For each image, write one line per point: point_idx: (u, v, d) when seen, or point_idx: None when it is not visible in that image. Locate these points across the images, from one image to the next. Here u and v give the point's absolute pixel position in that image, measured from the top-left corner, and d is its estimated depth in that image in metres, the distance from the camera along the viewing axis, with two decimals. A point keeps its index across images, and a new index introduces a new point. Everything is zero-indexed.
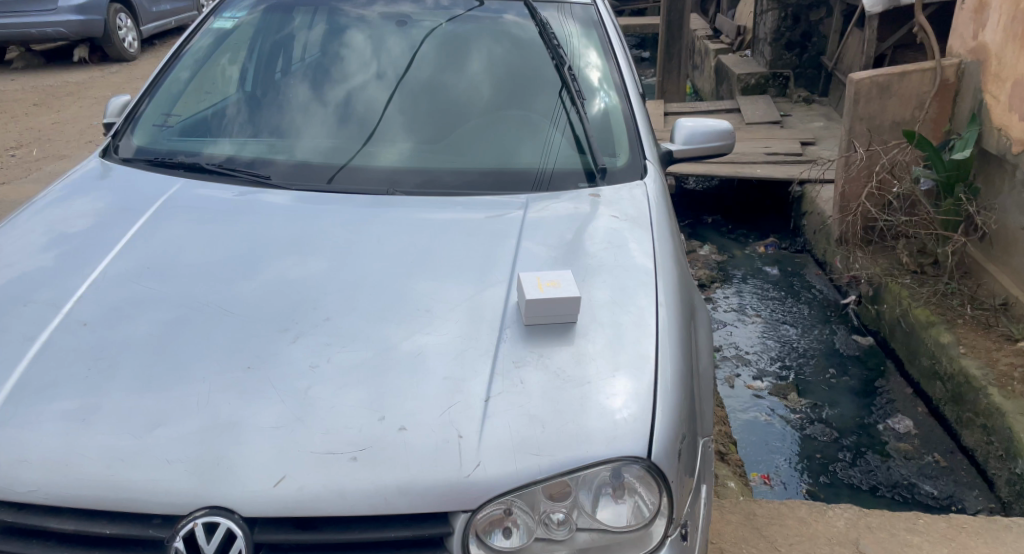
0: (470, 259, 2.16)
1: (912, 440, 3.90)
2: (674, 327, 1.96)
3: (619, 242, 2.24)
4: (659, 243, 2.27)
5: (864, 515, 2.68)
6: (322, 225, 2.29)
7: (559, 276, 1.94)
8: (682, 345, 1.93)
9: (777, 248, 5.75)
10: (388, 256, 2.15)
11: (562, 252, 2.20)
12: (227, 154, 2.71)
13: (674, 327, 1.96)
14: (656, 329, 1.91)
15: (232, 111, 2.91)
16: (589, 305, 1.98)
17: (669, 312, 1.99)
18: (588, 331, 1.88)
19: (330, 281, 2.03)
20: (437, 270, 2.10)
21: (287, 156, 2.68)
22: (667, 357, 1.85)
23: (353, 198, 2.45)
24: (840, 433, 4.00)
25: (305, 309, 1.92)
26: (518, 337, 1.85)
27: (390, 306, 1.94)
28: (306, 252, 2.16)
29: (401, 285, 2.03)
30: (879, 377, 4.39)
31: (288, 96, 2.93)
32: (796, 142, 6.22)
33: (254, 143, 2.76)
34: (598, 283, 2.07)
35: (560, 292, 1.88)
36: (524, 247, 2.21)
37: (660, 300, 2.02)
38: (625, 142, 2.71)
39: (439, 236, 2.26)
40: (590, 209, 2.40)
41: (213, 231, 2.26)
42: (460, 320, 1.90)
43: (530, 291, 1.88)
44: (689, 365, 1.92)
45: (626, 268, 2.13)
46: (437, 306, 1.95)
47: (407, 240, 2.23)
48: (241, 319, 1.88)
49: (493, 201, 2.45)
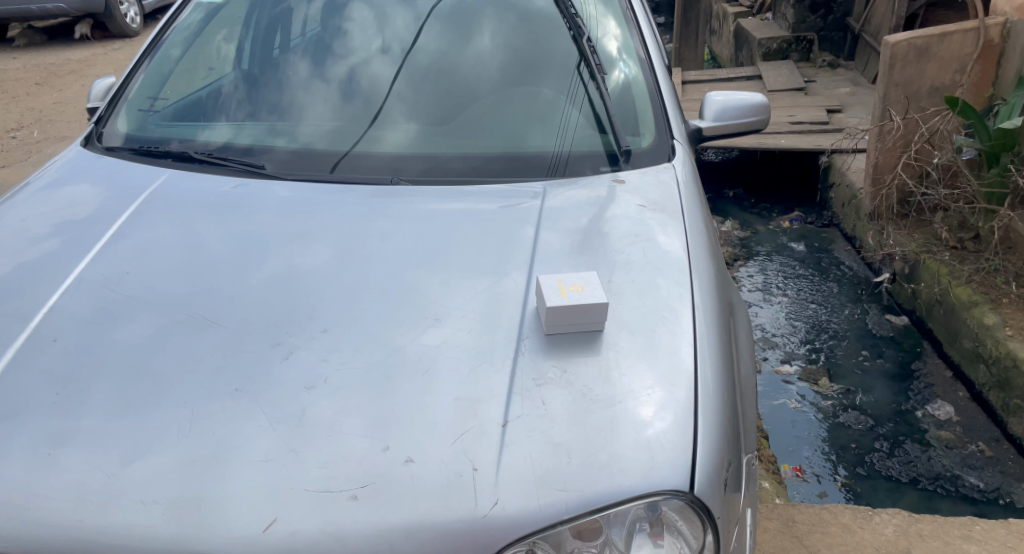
0: (480, 257, 1.94)
1: (953, 428, 3.69)
2: (713, 332, 1.74)
3: (648, 236, 2.01)
4: (692, 234, 2.04)
5: (915, 521, 2.48)
6: (320, 221, 2.08)
7: (583, 281, 1.71)
8: (723, 354, 1.72)
9: (802, 223, 5.47)
10: (393, 256, 1.94)
11: (586, 245, 1.98)
12: (223, 138, 2.51)
13: (714, 333, 1.74)
14: (693, 337, 1.69)
15: (230, 90, 2.69)
16: (616, 307, 1.76)
17: (707, 315, 1.77)
18: (617, 340, 1.67)
19: (329, 285, 1.83)
20: (448, 270, 1.90)
21: (287, 140, 2.47)
22: (709, 369, 1.64)
23: (355, 189, 2.23)
24: (875, 421, 3.80)
25: (299, 317, 1.73)
26: (538, 348, 1.64)
27: (395, 316, 1.73)
28: (304, 252, 1.95)
29: (408, 290, 1.83)
30: (916, 359, 4.17)
31: (290, 72, 2.71)
32: (822, 110, 5.93)
33: (254, 123, 2.56)
34: (629, 282, 1.84)
35: (582, 299, 1.65)
36: (543, 240, 1.99)
37: (696, 300, 1.79)
38: (650, 122, 2.48)
39: (448, 230, 2.05)
40: (613, 196, 2.17)
41: (202, 229, 2.06)
42: (471, 332, 1.69)
43: (553, 300, 1.65)
44: (730, 375, 1.72)
45: (658, 263, 1.91)
46: (445, 313, 1.75)
47: (414, 237, 2.02)
48: (234, 329, 1.69)
49: (506, 190, 2.22)
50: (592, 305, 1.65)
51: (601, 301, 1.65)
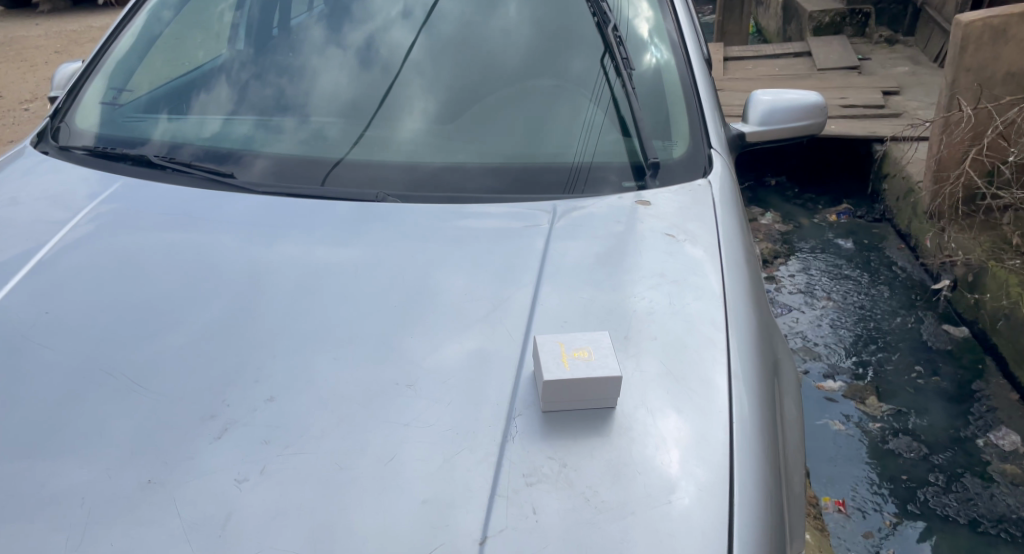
0: (470, 296, 1.59)
1: (1019, 462, 3.30)
2: (758, 414, 1.37)
3: (681, 278, 1.62)
4: (730, 272, 1.66)
5: None
6: (285, 249, 1.75)
7: (587, 345, 1.35)
8: (771, 442, 1.35)
9: (851, 217, 5.02)
10: (366, 295, 1.60)
11: (599, 282, 1.61)
12: (219, 124, 2.22)
13: (760, 415, 1.37)
14: (732, 423, 1.33)
15: (237, 60, 2.42)
16: (631, 376, 1.39)
17: (752, 388, 1.40)
18: (632, 423, 1.31)
19: (284, 335, 1.51)
20: (431, 313, 1.55)
21: (299, 120, 2.19)
22: (751, 468, 1.27)
23: (332, 205, 1.89)
24: (929, 449, 3.41)
25: (239, 383, 1.40)
26: (541, 433, 1.30)
27: (358, 382, 1.40)
28: (259, 291, 1.63)
29: (381, 343, 1.48)
30: (977, 378, 3.75)
31: (304, 36, 2.41)
32: (878, 92, 5.44)
33: (261, 88, 2.31)
34: (649, 339, 1.46)
35: (585, 372, 1.30)
36: (549, 275, 1.63)
37: (736, 370, 1.42)
38: (683, 127, 2.09)
39: (436, 259, 1.70)
40: (636, 218, 1.80)
41: (141, 260, 1.75)
42: (448, 408, 1.35)
43: (554, 371, 1.30)
44: (778, 466, 1.36)
45: (689, 313, 1.53)
46: (420, 377, 1.40)
47: (395, 268, 1.67)
48: (154, 400, 1.38)
49: (507, 211, 1.84)
50: (597, 380, 1.29)
51: (614, 374, 1.30)
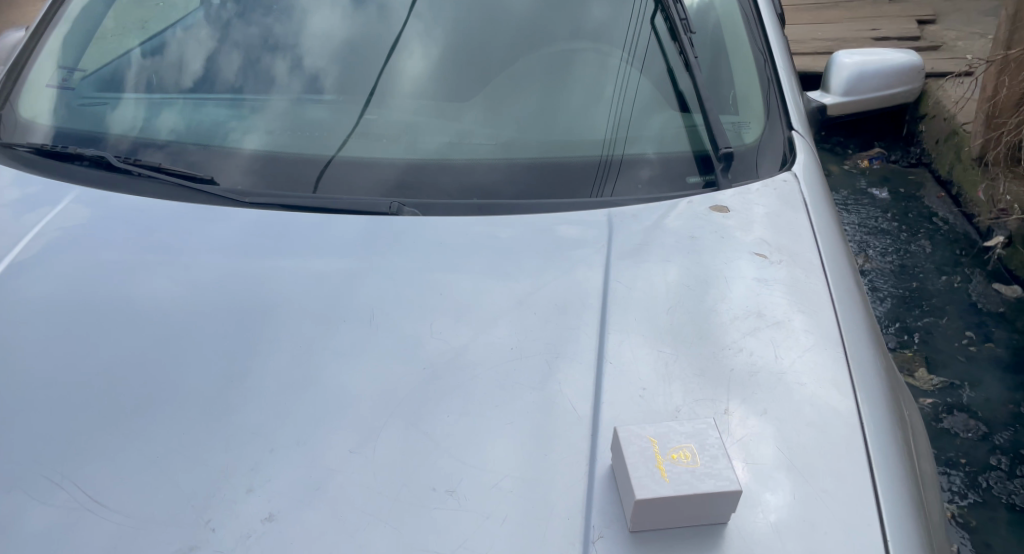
0: (512, 348, 1.22)
1: None
2: (913, 521, 1.07)
3: (774, 324, 1.29)
4: (843, 306, 1.33)
5: None
6: (278, 286, 1.34)
7: (687, 444, 1.03)
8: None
9: (884, 162, 4.47)
10: (380, 352, 1.21)
11: (683, 329, 1.27)
12: (200, 67, 1.84)
13: (915, 521, 1.07)
14: (886, 540, 1.03)
15: None
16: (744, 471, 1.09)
17: (901, 481, 1.11)
18: (757, 552, 1.00)
19: (283, 421, 1.10)
20: (469, 378, 1.17)
21: (290, 60, 1.81)
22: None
23: (333, 219, 1.49)
24: (986, 426, 2.87)
25: (225, 498, 1.01)
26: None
27: (384, 495, 1.01)
28: (249, 350, 1.22)
29: (402, 422, 1.10)
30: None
31: None
32: (912, 21, 5.00)
33: (244, 27, 1.88)
34: (762, 416, 1.15)
35: (694, 487, 0.98)
36: (613, 316, 1.28)
37: (876, 459, 1.12)
38: (756, 105, 1.73)
39: (465, 296, 1.32)
40: (717, 240, 1.45)
41: (97, 305, 1.34)
42: (508, 531, 0.99)
43: (654, 486, 0.98)
44: None
45: (806, 373, 1.21)
46: (463, 479, 1.04)
47: (416, 307, 1.29)
48: (121, 529, 0.99)
49: (553, 221, 1.47)
50: (706, 499, 0.98)
51: (733, 490, 0.98)
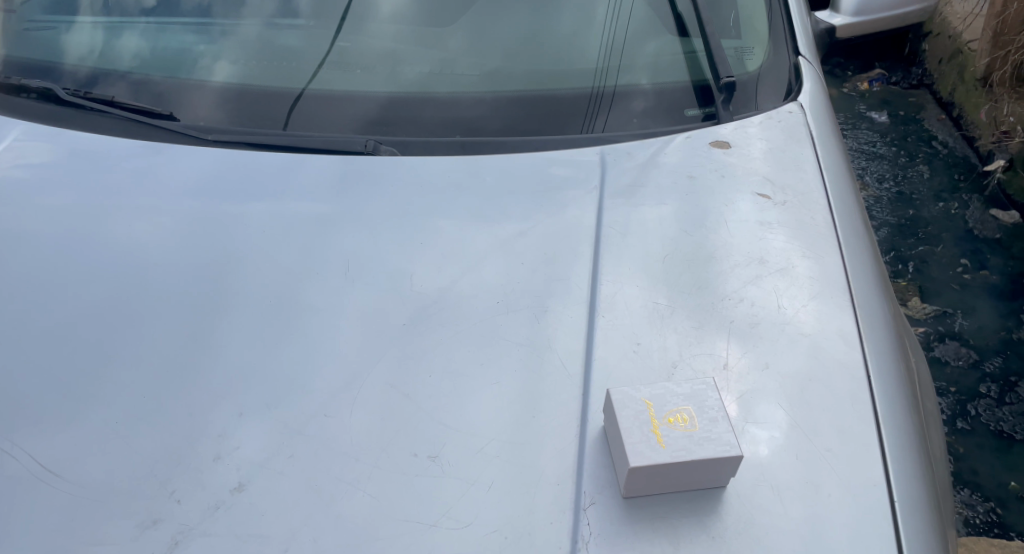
0: (497, 303, 1.14)
1: None
2: (919, 480, 1.02)
3: (775, 273, 1.22)
4: (850, 250, 1.26)
5: None
6: (245, 233, 1.24)
7: (685, 406, 0.97)
8: (937, 517, 1.02)
9: (884, 86, 4.29)
10: (355, 307, 1.12)
11: (680, 278, 1.19)
12: None
13: (920, 481, 1.02)
14: (891, 500, 0.99)
15: None
16: (742, 431, 1.03)
17: (906, 439, 1.06)
18: (755, 518, 0.95)
19: (253, 383, 1.03)
20: (452, 334, 1.09)
21: None
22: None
23: (305, 159, 1.38)
24: (976, 354, 2.73)
25: (190, 467, 0.94)
26: (635, 535, 0.92)
27: (361, 464, 0.94)
28: (216, 305, 1.13)
29: (380, 381, 1.03)
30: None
31: None
32: None
33: None
34: (764, 371, 1.09)
35: (691, 454, 0.92)
36: (605, 262, 1.20)
37: (883, 414, 1.06)
38: (761, 29, 1.63)
39: (445, 244, 1.23)
40: (715, 179, 1.36)
41: (47, 255, 1.24)
42: (493, 500, 0.93)
43: (650, 454, 0.92)
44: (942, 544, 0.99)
45: (811, 323, 1.15)
46: (446, 444, 0.97)
47: (394, 257, 1.20)
48: (77, 501, 0.92)
49: (543, 160, 1.38)
50: (704, 465, 0.93)
51: (733, 455, 0.92)
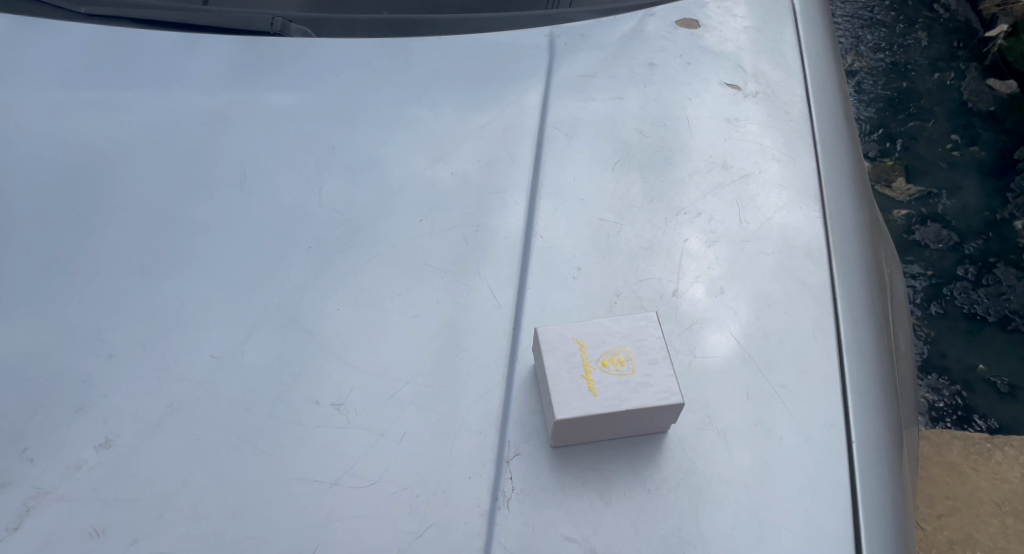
0: (420, 222, 1.00)
1: None
2: (884, 418, 0.91)
3: (740, 181, 1.07)
4: (827, 150, 1.10)
5: None
6: (128, 134, 1.07)
7: (621, 346, 0.87)
8: (900, 456, 0.92)
9: None
10: (252, 228, 0.98)
11: (629, 190, 1.05)
12: None
13: (885, 418, 0.92)
14: (848, 442, 0.89)
15: None
16: (686, 367, 0.92)
17: (875, 372, 0.94)
18: (697, 466, 0.86)
19: (130, 320, 0.90)
20: (365, 258, 0.96)
21: None
22: (881, 522, 0.85)
23: (204, 41, 1.18)
24: (959, 237, 2.25)
25: (52, 419, 0.84)
26: (561, 490, 0.83)
27: (255, 413, 0.84)
28: (91, 225, 0.98)
29: (278, 315, 0.91)
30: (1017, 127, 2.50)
31: None
32: None
33: None
34: (718, 298, 0.97)
35: (625, 403, 0.83)
36: (546, 171, 1.06)
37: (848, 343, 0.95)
38: None
39: (362, 147, 1.07)
40: (682, 66, 1.18)
41: None
42: (403, 452, 0.83)
43: (579, 404, 0.83)
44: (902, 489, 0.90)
45: (775, 243, 1.02)
46: (354, 389, 0.86)
47: (301, 165, 1.05)
48: None
49: (485, 44, 1.19)
50: (638, 415, 0.83)
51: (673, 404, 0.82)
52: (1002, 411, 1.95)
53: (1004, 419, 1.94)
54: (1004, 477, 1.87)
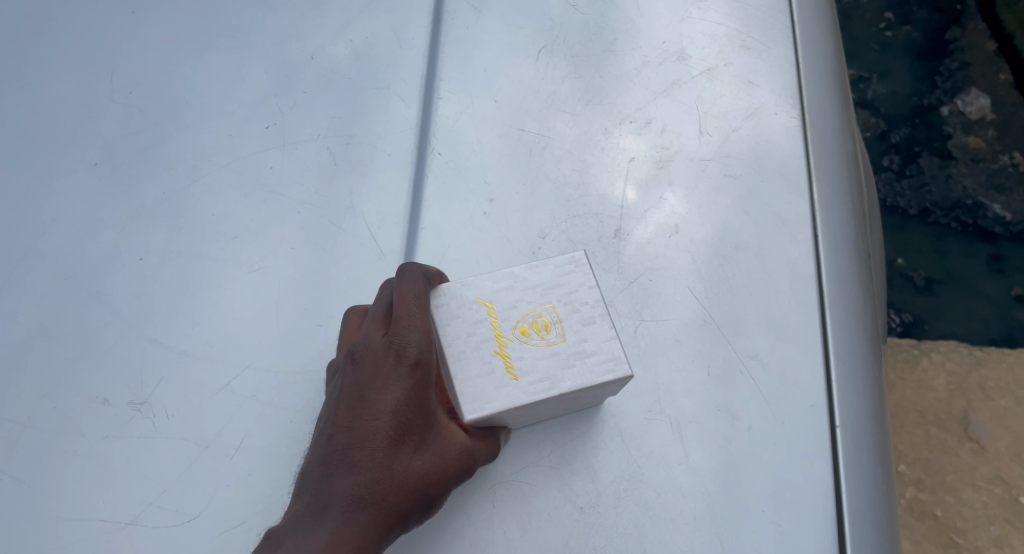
0: (268, 129, 0.74)
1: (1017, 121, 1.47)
2: (876, 391, 0.70)
3: (697, 71, 0.81)
4: (810, 29, 0.83)
5: (977, 364, 1.35)
6: None
7: (545, 306, 0.66)
8: (890, 436, 0.71)
9: None
10: (12, 146, 0.72)
11: (556, 87, 0.79)
12: None
13: (877, 391, 0.70)
14: (830, 426, 0.68)
15: None
16: (631, 336, 0.71)
17: (865, 329, 0.72)
18: (644, 466, 0.66)
19: None
20: (188, 183, 0.71)
21: None
22: (872, 531, 0.64)
23: None
24: (887, 125, 1.50)
25: None
26: (469, 517, 0.65)
27: (16, 419, 0.63)
28: None
29: (58, 273, 0.67)
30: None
31: None
32: None
33: None
34: (672, 239, 0.74)
35: (556, 386, 0.64)
36: (445, 60, 0.78)
37: (832, 295, 0.72)
38: None
39: (174, 17, 0.77)
40: None
41: None
42: (238, 467, 0.62)
43: (497, 394, 0.63)
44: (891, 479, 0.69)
45: (746, 161, 0.77)
46: (164, 375, 0.64)
47: (81, 35, 0.76)
48: None
49: None
50: (575, 396, 0.64)
51: (618, 378, 0.63)
52: (918, 306, 1.39)
53: (920, 314, 1.39)
54: (929, 384, 1.35)
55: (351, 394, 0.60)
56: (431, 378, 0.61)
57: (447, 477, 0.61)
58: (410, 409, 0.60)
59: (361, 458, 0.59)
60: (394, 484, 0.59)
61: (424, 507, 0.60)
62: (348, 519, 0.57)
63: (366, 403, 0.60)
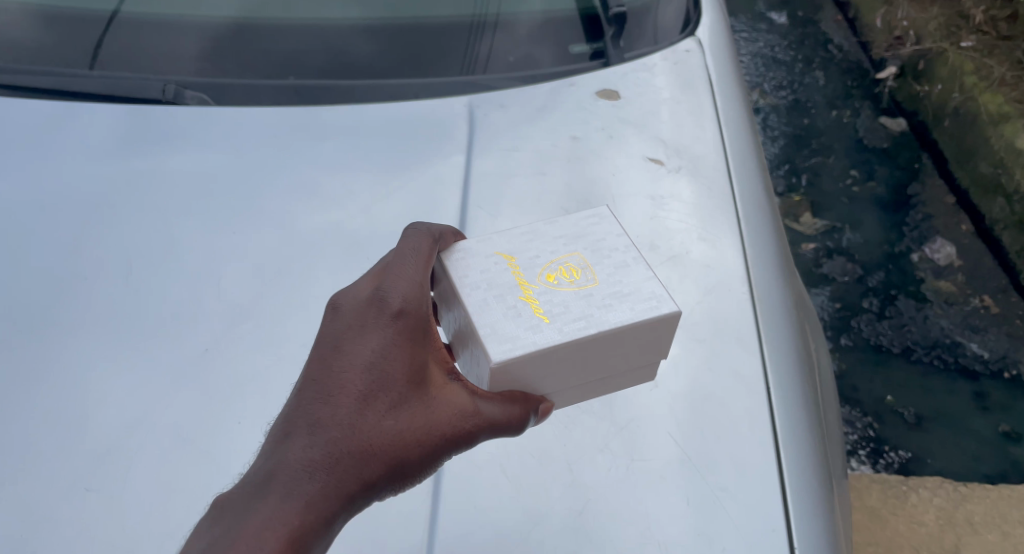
0: None
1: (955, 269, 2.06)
2: (823, 517, 0.88)
3: (667, 258, 1.03)
4: (752, 226, 1.06)
5: (964, 501, 1.60)
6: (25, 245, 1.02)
7: (570, 258, 0.87)
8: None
9: None
10: (137, 342, 0.93)
11: None
12: None
13: (824, 515, 0.88)
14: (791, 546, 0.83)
15: None
16: (625, 473, 0.87)
17: (810, 466, 0.90)
18: None
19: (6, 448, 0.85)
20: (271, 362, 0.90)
21: None
22: None
23: (101, 131, 1.13)
24: (864, 271, 2.06)
25: None
26: None
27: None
28: None
29: (169, 436, 0.86)
30: (915, 162, 2.34)
31: None
32: None
33: None
34: (653, 392, 0.93)
35: (592, 322, 0.82)
36: None
37: (783, 437, 0.91)
38: None
39: (265, 237, 1.02)
40: (609, 138, 1.15)
41: None
42: None
43: (531, 333, 0.80)
44: None
45: (708, 328, 0.97)
46: None
47: (194, 258, 1.01)
48: None
49: (411, 125, 1.14)
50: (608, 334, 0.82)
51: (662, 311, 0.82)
52: (911, 441, 1.72)
53: (917, 450, 1.70)
54: (920, 518, 1.57)
55: (330, 352, 0.71)
56: (407, 341, 0.72)
57: (416, 442, 0.70)
58: (382, 365, 0.71)
59: (328, 419, 0.68)
60: (357, 443, 0.68)
61: (389, 471, 0.69)
62: (304, 478, 0.65)
63: (344, 358, 0.70)
